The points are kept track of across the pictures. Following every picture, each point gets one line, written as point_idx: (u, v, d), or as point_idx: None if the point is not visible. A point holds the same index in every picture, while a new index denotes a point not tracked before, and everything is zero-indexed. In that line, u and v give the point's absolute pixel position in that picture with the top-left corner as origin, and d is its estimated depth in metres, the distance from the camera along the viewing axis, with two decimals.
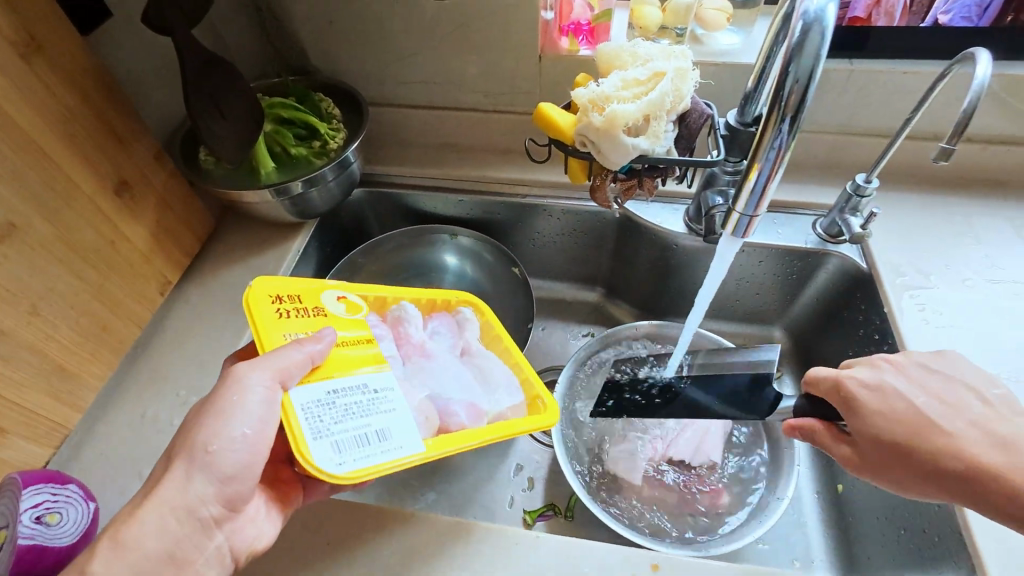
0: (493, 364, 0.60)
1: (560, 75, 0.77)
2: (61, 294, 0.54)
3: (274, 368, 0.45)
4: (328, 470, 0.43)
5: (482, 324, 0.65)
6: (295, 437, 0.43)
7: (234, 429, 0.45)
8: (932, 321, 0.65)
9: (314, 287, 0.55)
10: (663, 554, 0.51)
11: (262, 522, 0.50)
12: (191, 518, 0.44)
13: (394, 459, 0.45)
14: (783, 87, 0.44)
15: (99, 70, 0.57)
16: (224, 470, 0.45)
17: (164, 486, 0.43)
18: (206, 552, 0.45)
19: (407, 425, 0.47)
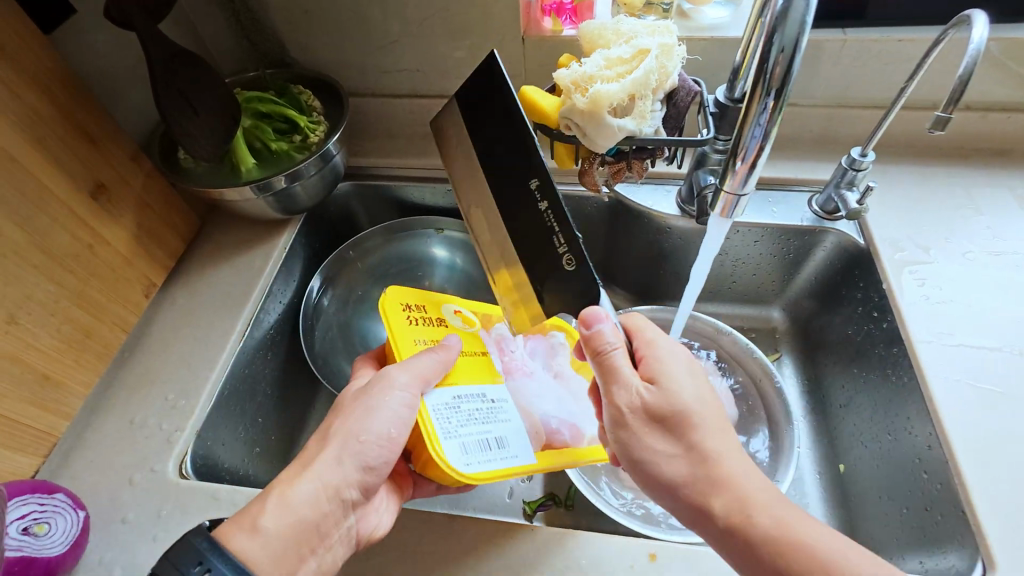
0: (583, 384, 0.64)
1: (544, 57, 0.75)
2: (40, 301, 0.53)
3: (418, 375, 0.50)
4: (459, 468, 0.48)
5: (571, 343, 0.67)
6: (429, 435, 0.49)
7: (380, 424, 0.49)
8: (931, 296, 0.63)
9: (433, 298, 0.60)
10: (660, 543, 0.50)
11: (382, 512, 0.50)
12: (335, 496, 0.47)
13: (513, 465, 0.51)
14: (768, 59, 0.42)
15: (65, 70, 0.55)
16: (367, 458, 0.49)
17: (317, 462, 0.47)
18: (338, 533, 0.47)
19: (521, 436, 0.53)
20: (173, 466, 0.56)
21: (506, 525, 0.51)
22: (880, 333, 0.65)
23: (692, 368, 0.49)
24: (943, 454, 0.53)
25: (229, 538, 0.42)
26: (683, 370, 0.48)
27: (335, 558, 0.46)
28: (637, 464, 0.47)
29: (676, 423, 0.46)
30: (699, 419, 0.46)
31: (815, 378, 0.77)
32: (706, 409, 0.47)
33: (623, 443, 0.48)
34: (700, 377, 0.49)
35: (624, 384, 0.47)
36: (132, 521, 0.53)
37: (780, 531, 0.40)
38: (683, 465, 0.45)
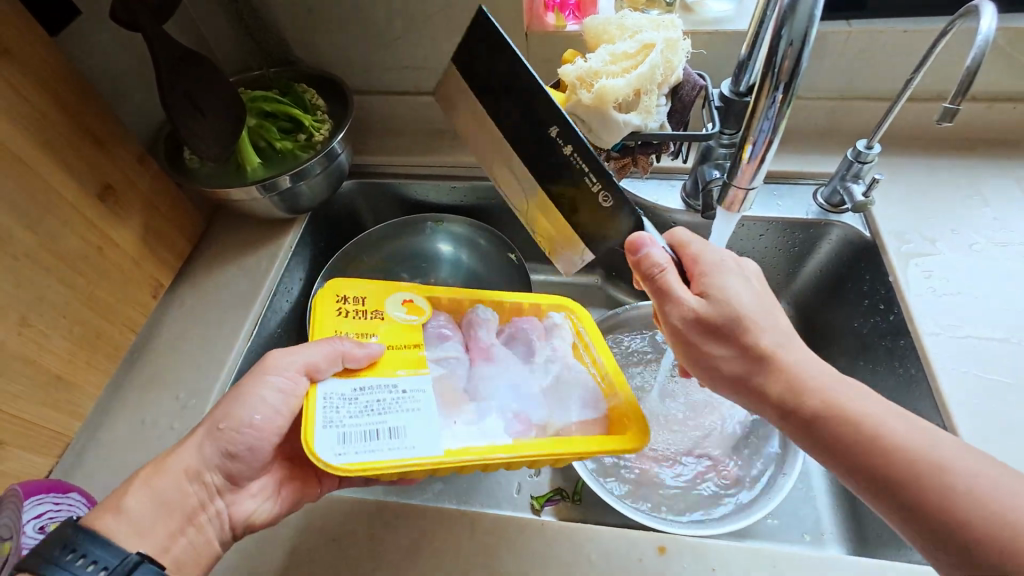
0: (572, 373, 0.58)
1: (549, 53, 0.75)
2: (52, 303, 0.54)
3: (302, 360, 0.49)
4: (327, 458, 0.44)
5: (570, 327, 0.62)
6: (308, 420, 0.47)
7: (247, 415, 0.48)
8: (938, 287, 0.63)
9: (384, 288, 0.60)
10: (670, 536, 0.50)
11: (260, 497, 0.51)
12: (196, 479, 0.47)
13: (388, 459, 0.45)
14: (776, 52, 0.42)
15: (72, 72, 0.55)
16: (232, 446, 0.48)
17: (183, 447, 0.47)
18: (208, 514, 0.48)
19: (427, 430, 0.48)
20: None
21: (516, 520, 0.51)
22: (887, 326, 0.66)
23: (745, 275, 0.50)
24: None
25: (93, 522, 0.42)
26: (745, 281, 0.49)
27: (207, 540, 0.47)
28: (701, 369, 0.49)
29: (729, 328, 0.47)
30: (761, 322, 0.47)
31: None
32: (769, 311, 0.48)
33: (687, 353, 0.49)
34: (760, 287, 0.50)
35: (675, 300, 0.48)
36: None
37: (829, 410, 0.42)
38: (743, 363, 0.47)
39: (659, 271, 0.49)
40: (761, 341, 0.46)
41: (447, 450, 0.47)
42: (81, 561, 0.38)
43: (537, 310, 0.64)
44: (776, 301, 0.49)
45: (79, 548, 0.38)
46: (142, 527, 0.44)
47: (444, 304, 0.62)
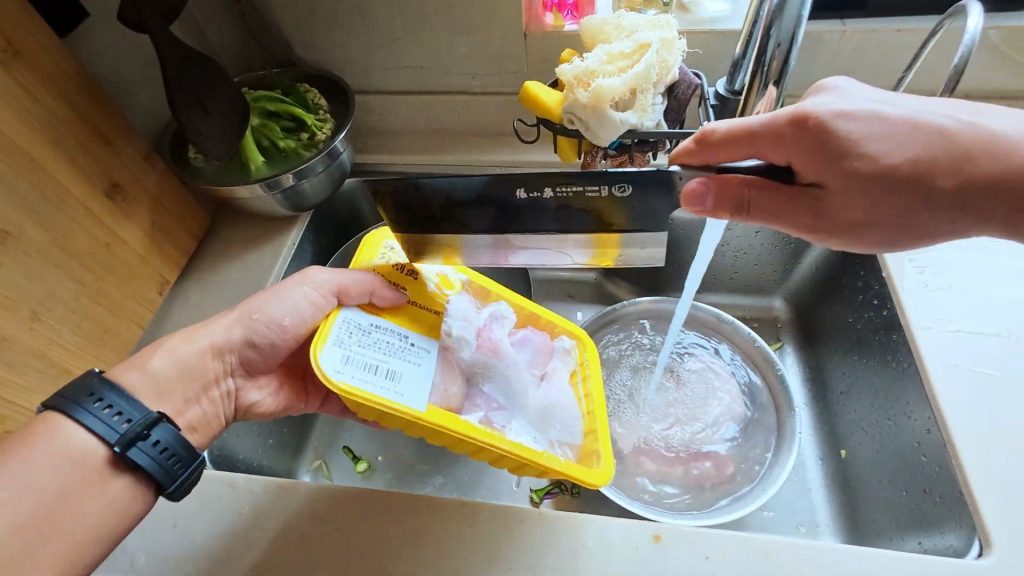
0: (564, 398, 0.59)
1: (547, 52, 0.76)
2: (61, 298, 0.55)
3: (338, 281, 0.54)
4: (326, 370, 0.48)
5: (577, 357, 0.64)
6: (321, 334, 0.50)
7: (277, 313, 0.54)
8: (930, 283, 0.64)
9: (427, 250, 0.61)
10: (665, 525, 0.51)
11: (262, 392, 0.58)
12: (220, 358, 0.53)
13: (374, 398, 0.48)
14: (765, 52, 0.43)
15: (81, 72, 0.57)
16: (258, 340, 0.54)
17: (214, 324, 0.53)
18: (217, 392, 0.53)
19: (421, 384, 0.51)
20: None
21: (515, 510, 0.52)
22: (880, 321, 0.67)
23: (847, 126, 0.43)
24: (942, 437, 0.54)
25: (119, 376, 0.47)
26: (853, 131, 0.43)
27: (216, 413, 0.53)
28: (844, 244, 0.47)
29: (826, 207, 0.44)
30: (873, 167, 0.42)
31: (816, 366, 0.78)
32: (902, 146, 0.42)
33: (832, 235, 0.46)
34: (860, 120, 0.43)
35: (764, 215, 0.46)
36: (154, 510, 0.54)
37: (946, 135, 0.43)
38: (906, 213, 0.43)
39: (747, 203, 0.46)
40: (902, 172, 0.42)
41: (429, 411, 0.50)
42: (100, 405, 0.44)
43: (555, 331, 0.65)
44: (883, 142, 0.42)
45: (102, 397, 0.44)
46: (164, 388, 0.49)
47: (474, 289, 0.62)
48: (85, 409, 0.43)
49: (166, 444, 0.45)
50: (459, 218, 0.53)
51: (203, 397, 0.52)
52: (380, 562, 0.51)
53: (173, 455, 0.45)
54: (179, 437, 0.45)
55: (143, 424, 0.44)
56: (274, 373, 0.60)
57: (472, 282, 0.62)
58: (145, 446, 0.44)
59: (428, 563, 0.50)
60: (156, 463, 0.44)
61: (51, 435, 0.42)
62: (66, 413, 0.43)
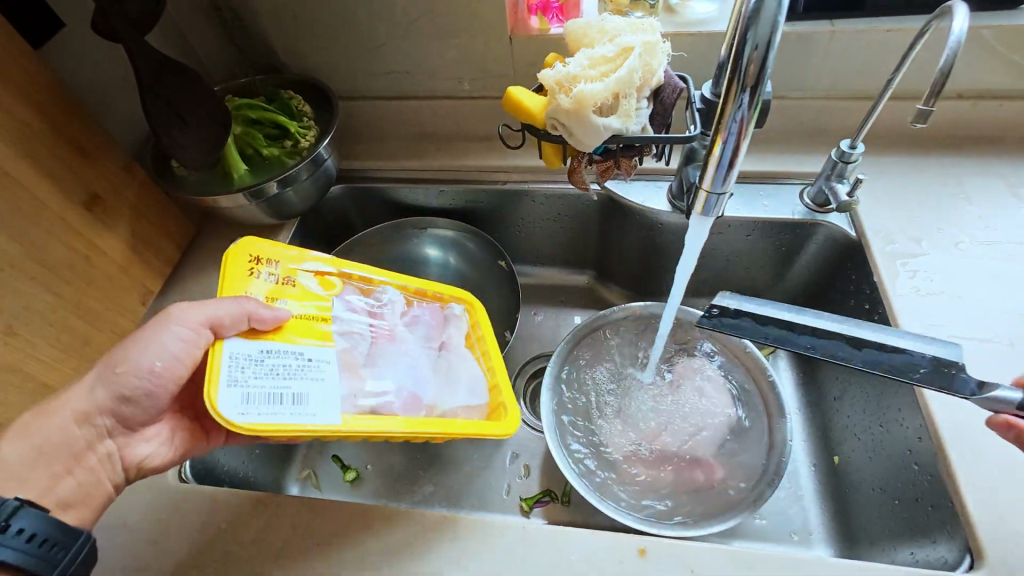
0: (464, 365, 0.61)
1: (532, 56, 0.75)
2: (38, 312, 0.54)
3: (206, 315, 0.49)
4: (228, 416, 0.46)
5: (468, 322, 0.65)
6: (211, 379, 0.47)
7: (142, 359, 0.49)
8: (923, 288, 0.63)
9: (301, 256, 0.59)
10: (649, 538, 0.50)
11: (151, 441, 0.53)
12: (89, 423, 0.48)
13: (290, 425, 0.48)
14: (741, 56, 0.41)
15: (55, 84, 0.56)
16: (126, 391, 0.49)
17: (75, 391, 0.48)
18: (97, 455, 0.49)
19: (329, 397, 0.51)
20: (172, 470, 0.58)
21: (499, 524, 0.52)
22: (872, 326, 0.66)
23: None
24: (933, 446, 0.53)
25: None
26: None
27: (96, 481, 0.49)
28: None
29: None
30: None
31: (811, 371, 0.77)
32: None
33: None
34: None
35: None
36: (134, 525, 0.54)
37: None
38: None
39: None
40: None
41: (348, 421, 0.50)
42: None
43: (441, 299, 0.66)
44: None
45: None
46: (23, 473, 0.45)
47: (358, 280, 0.62)
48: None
49: (34, 530, 0.41)
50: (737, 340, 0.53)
51: (80, 468, 0.48)
52: None
53: (46, 540, 0.41)
54: (51, 520, 0.42)
55: (2, 514, 0.40)
56: (164, 419, 0.54)
57: (355, 276, 0.62)
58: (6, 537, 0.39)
59: None
60: (26, 553, 0.40)
61: None
62: None
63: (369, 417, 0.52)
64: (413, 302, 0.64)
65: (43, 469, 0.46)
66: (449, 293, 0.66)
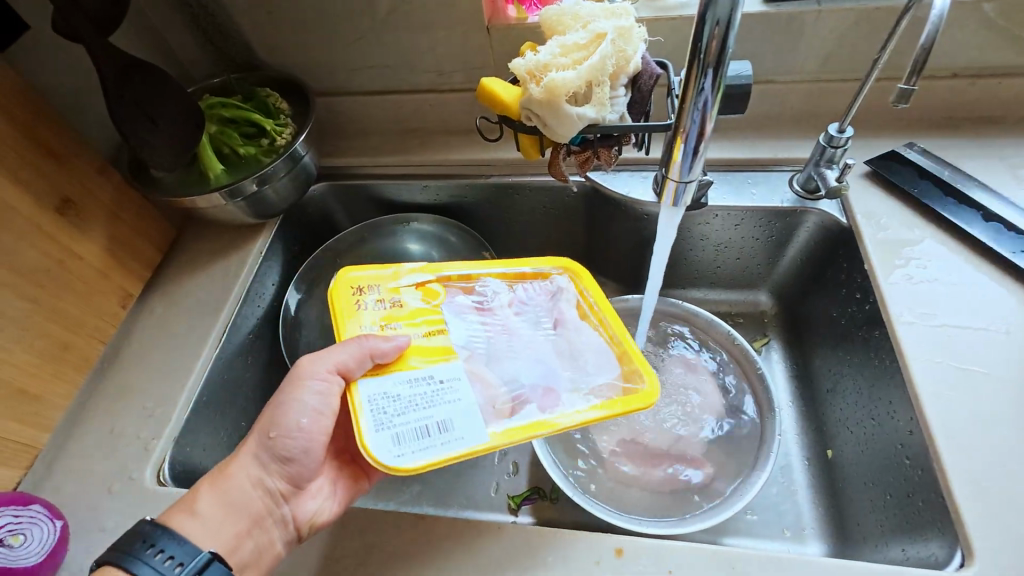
0: (585, 338, 0.58)
1: (512, 46, 0.73)
2: (11, 317, 0.54)
3: (332, 362, 0.49)
4: (388, 461, 0.45)
5: (575, 292, 0.62)
6: (359, 429, 0.46)
7: (291, 419, 0.50)
8: (914, 275, 0.61)
9: (396, 274, 0.58)
10: (627, 537, 0.49)
11: (317, 499, 0.52)
12: (260, 484, 0.50)
13: (450, 453, 0.46)
14: (702, 34, 0.38)
15: (22, 87, 0.56)
16: (284, 451, 0.50)
17: (244, 455, 0.50)
18: (273, 518, 0.50)
19: (473, 416, 0.48)
20: (152, 473, 0.57)
21: (473, 524, 0.51)
22: (862, 315, 0.64)
23: None
24: (924, 439, 0.52)
25: (171, 520, 0.46)
26: None
27: (270, 542, 0.49)
28: None
29: None
30: None
31: (804, 362, 0.75)
32: None
33: None
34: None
35: None
36: (111, 529, 0.53)
37: None
38: None
39: None
40: None
41: (496, 434, 0.48)
42: (157, 555, 0.42)
43: (542, 274, 0.63)
44: None
45: (156, 542, 0.43)
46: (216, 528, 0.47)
47: (456, 279, 0.60)
48: (144, 561, 0.42)
49: None
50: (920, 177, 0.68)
51: (255, 529, 0.48)
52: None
53: None
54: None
55: (195, 566, 0.43)
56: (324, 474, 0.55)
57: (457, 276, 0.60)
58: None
59: None
60: None
61: None
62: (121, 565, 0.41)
63: (514, 422, 0.50)
64: (515, 286, 0.61)
65: (227, 529, 0.48)
66: (547, 266, 0.63)
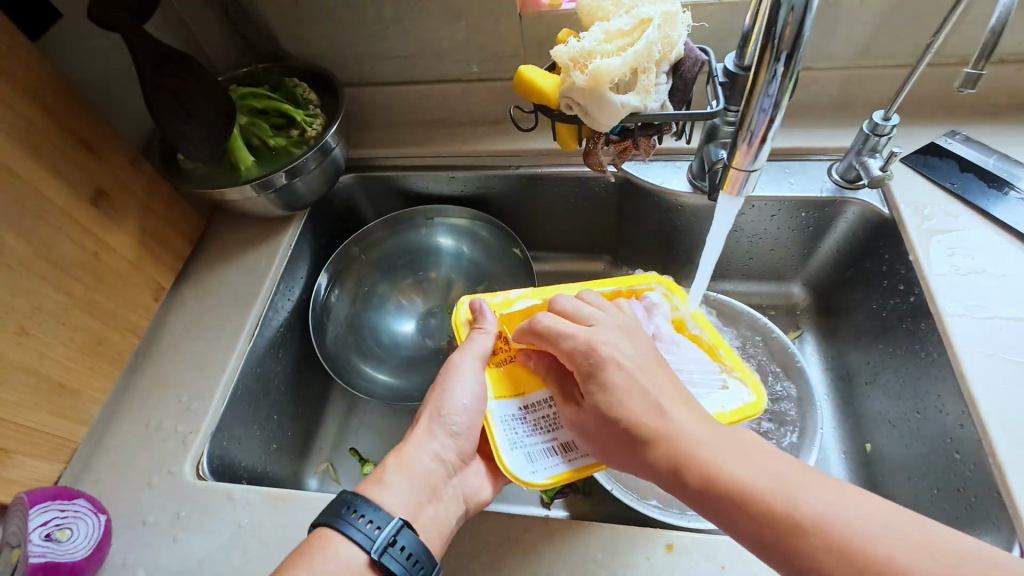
0: (683, 352, 0.57)
1: (544, 33, 0.72)
2: (49, 311, 0.53)
3: (476, 355, 0.53)
4: (524, 476, 0.48)
5: (669, 306, 0.62)
6: (495, 445, 0.49)
7: (458, 399, 0.50)
8: (961, 267, 0.60)
9: (505, 303, 0.60)
10: (677, 533, 0.48)
11: (481, 480, 0.51)
12: (438, 457, 0.49)
13: (580, 463, 0.49)
14: (776, 20, 0.38)
15: (56, 77, 0.55)
16: (453, 425, 0.50)
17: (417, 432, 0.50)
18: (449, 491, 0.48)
19: None
20: (190, 467, 0.56)
21: (520, 520, 0.50)
22: (907, 308, 0.62)
23: None
24: (977, 432, 0.51)
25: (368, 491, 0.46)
26: None
27: (448, 514, 0.47)
28: None
29: None
30: None
31: (838, 355, 0.74)
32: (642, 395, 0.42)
33: None
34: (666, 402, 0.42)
35: None
36: (153, 523, 0.53)
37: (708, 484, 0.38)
38: None
39: None
40: None
41: None
42: (358, 518, 0.42)
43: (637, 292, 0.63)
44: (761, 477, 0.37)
45: (357, 506, 0.43)
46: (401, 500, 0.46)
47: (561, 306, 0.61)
48: (348, 523, 0.42)
49: (411, 549, 0.41)
50: (938, 153, 0.68)
51: (437, 500, 0.47)
52: None
53: (416, 561, 0.41)
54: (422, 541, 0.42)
55: (390, 530, 0.42)
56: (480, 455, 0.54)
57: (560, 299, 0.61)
58: (390, 545, 0.41)
59: None
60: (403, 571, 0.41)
61: (324, 548, 0.41)
62: (332, 525, 0.42)
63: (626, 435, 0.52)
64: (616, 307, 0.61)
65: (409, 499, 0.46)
66: (643, 283, 0.63)
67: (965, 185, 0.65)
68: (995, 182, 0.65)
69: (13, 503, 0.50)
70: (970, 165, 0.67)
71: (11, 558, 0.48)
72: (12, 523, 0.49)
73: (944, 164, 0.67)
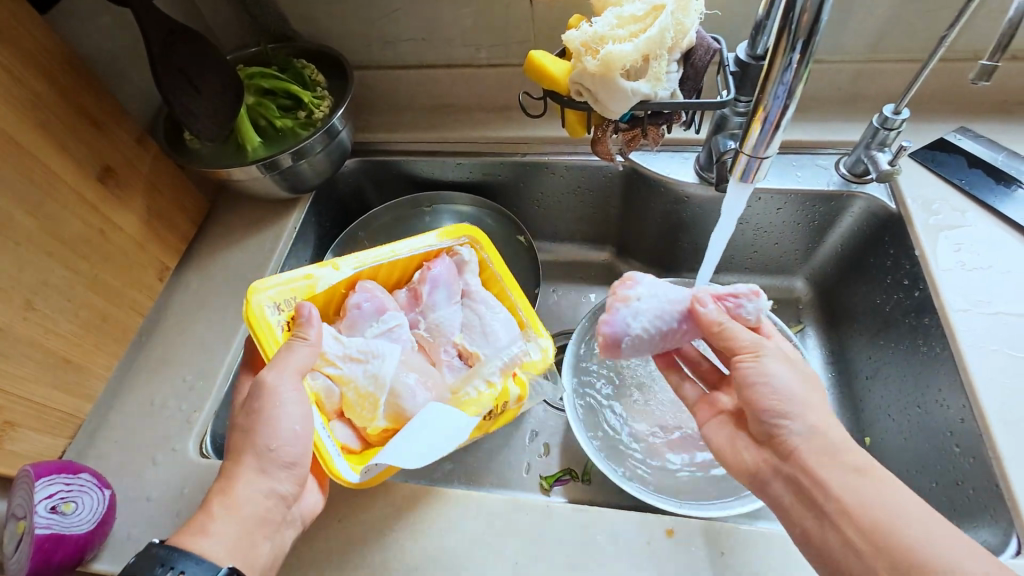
0: (489, 308, 0.63)
1: (555, 19, 0.71)
2: (55, 287, 0.53)
3: (295, 368, 0.49)
4: (354, 477, 0.50)
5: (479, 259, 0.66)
6: (324, 456, 0.50)
7: (280, 432, 0.46)
8: (968, 262, 0.60)
9: (308, 281, 0.59)
10: (678, 519, 0.49)
11: (314, 492, 0.50)
12: (273, 493, 0.45)
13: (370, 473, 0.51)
14: (793, 6, 0.38)
15: (64, 51, 0.55)
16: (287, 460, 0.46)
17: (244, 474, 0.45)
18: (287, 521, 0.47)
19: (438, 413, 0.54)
20: (194, 446, 0.57)
21: (522, 502, 0.51)
22: (911, 303, 0.63)
23: None
24: (978, 428, 0.51)
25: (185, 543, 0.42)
26: None
27: (284, 538, 0.46)
28: None
29: None
30: None
31: (841, 349, 0.74)
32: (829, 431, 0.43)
33: None
34: (840, 446, 0.42)
35: None
36: (157, 499, 0.53)
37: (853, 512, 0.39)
38: None
39: None
40: None
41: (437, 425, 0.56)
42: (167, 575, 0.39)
43: (445, 247, 0.66)
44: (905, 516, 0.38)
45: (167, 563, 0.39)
46: (243, 541, 0.43)
47: (368, 269, 0.63)
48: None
49: None
50: (949, 149, 0.68)
51: (271, 532, 0.45)
52: (381, 557, 0.49)
53: None
54: None
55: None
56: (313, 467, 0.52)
57: (362, 270, 0.62)
58: None
59: (431, 556, 0.49)
60: None
61: None
62: None
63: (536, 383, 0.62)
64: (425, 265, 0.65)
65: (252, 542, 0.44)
66: (452, 237, 0.66)
67: (975, 182, 0.65)
68: (1006, 180, 0.65)
69: (18, 475, 0.50)
70: (982, 162, 0.66)
71: (18, 530, 0.48)
72: (18, 495, 0.49)
73: (954, 160, 0.67)
